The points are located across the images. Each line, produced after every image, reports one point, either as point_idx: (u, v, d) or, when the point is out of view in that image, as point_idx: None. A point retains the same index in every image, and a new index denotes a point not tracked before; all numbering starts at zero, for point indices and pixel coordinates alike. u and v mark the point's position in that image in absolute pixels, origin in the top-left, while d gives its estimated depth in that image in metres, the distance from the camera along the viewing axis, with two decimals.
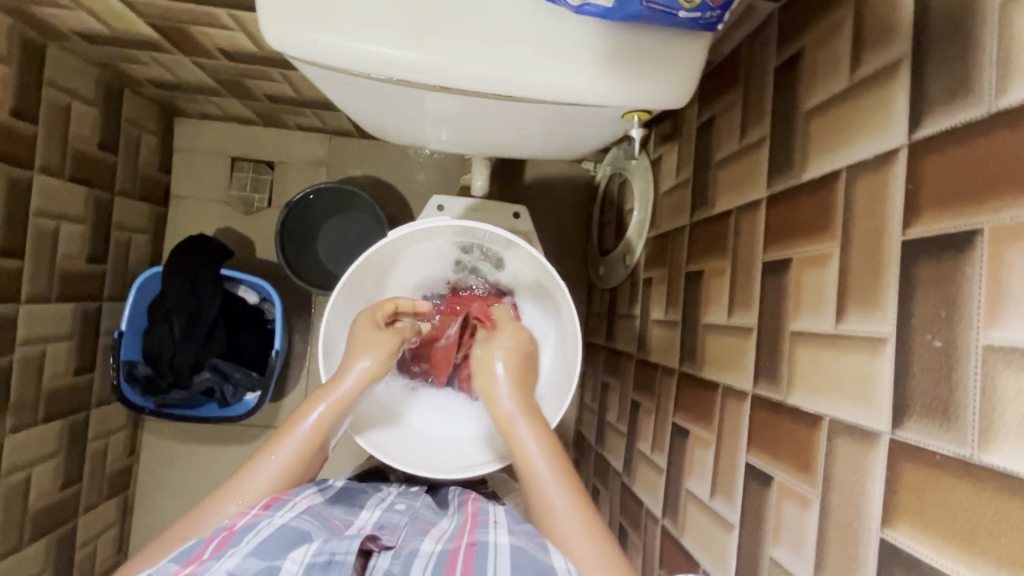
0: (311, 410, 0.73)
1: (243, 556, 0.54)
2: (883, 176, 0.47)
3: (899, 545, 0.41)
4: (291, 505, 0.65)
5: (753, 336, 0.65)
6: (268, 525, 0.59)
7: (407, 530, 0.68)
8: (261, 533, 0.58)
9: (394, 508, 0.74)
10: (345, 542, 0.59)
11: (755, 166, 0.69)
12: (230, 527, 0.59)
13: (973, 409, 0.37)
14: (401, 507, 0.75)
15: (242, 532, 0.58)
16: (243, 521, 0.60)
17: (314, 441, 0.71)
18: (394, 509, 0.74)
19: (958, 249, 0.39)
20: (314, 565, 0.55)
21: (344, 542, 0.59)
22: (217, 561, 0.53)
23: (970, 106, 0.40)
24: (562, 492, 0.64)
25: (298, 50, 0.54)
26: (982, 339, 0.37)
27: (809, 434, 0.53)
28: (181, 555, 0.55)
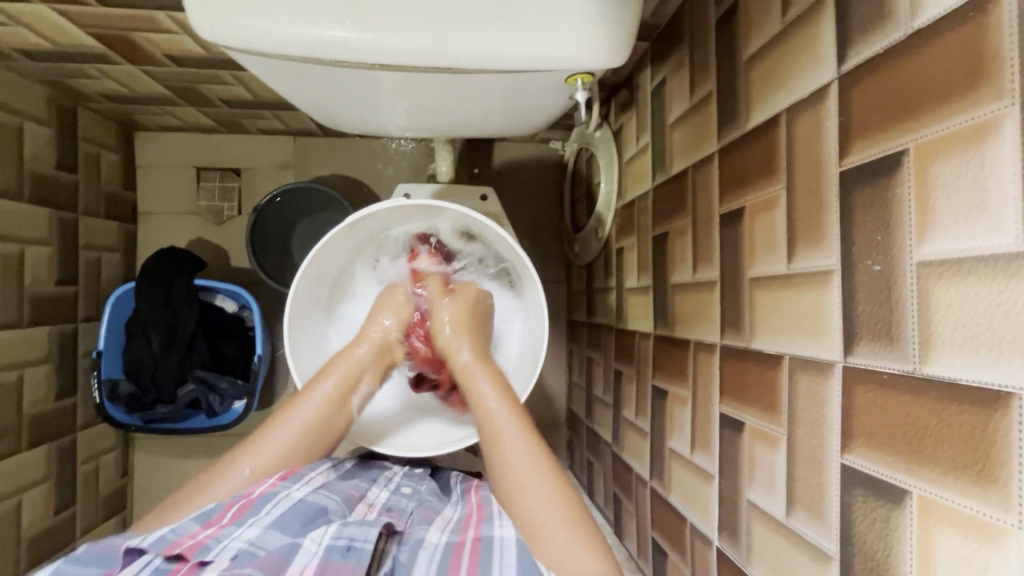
0: (322, 386, 0.73)
1: (263, 529, 0.58)
2: (819, 112, 0.47)
3: (859, 468, 0.42)
4: (308, 479, 0.68)
5: (716, 289, 0.66)
6: (287, 497, 0.63)
7: (414, 515, 0.71)
8: (280, 505, 0.61)
9: (400, 490, 0.76)
10: (363, 530, 0.60)
11: (705, 122, 0.69)
12: (249, 495, 0.62)
13: (912, 326, 0.38)
14: (407, 490, 0.77)
15: (261, 501, 0.61)
16: (261, 490, 0.63)
17: (329, 415, 0.72)
18: (400, 493, 0.76)
19: (887, 172, 0.40)
20: (333, 548, 0.57)
21: (361, 529, 0.60)
22: (237, 530, 0.57)
23: (889, 30, 0.40)
24: (529, 465, 0.63)
25: (231, 38, 0.53)
26: (915, 257, 0.38)
27: (772, 374, 0.53)
28: (203, 515, 0.59)
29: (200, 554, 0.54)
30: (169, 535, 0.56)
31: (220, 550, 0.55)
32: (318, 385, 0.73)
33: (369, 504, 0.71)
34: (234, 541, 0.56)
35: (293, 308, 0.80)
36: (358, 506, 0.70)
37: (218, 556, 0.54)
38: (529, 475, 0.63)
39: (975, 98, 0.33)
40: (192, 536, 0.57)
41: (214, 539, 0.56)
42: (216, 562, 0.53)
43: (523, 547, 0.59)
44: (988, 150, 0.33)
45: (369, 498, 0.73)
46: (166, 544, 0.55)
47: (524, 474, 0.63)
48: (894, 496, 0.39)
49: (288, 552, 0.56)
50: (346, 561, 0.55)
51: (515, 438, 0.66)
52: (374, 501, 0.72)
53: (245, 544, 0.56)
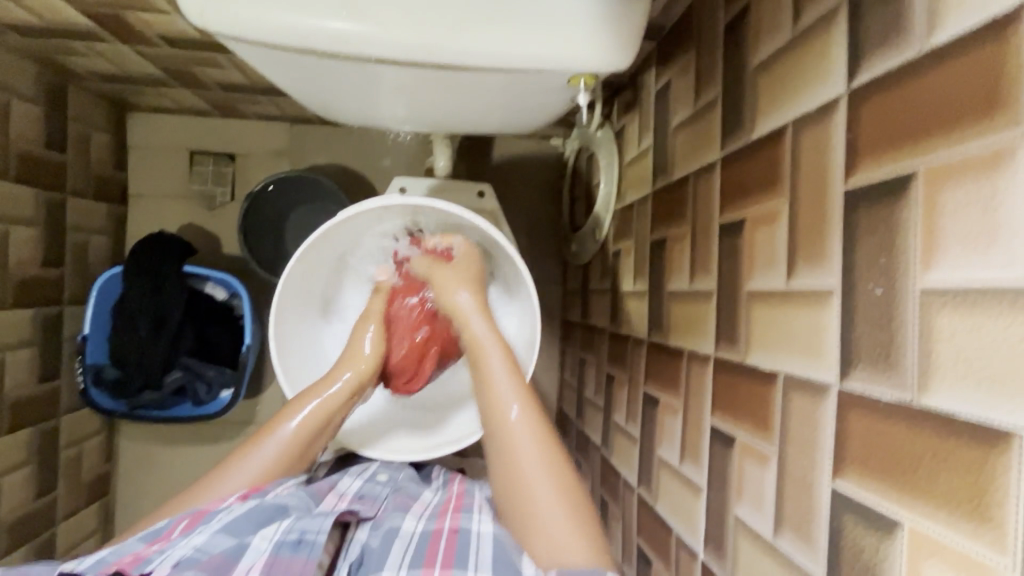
0: (297, 411, 0.71)
1: (213, 533, 0.57)
2: (826, 127, 0.46)
3: (849, 493, 0.42)
4: (271, 494, 0.65)
5: (713, 299, 0.65)
6: (240, 505, 0.61)
7: (387, 503, 0.70)
8: (233, 512, 0.60)
9: (375, 479, 0.76)
10: (317, 522, 0.60)
11: (709, 129, 0.68)
12: (203, 509, 0.61)
13: (912, 354, 0.37)
14: (383, 478, 0.77)
15: (214, 511, 0.61)
16: (217, 504, 0.62)
17: (298, 446, 0.70)
18: (374, 480, 0.76)
19: (894, 193, 0.39)
20: (283, 543, 0.57)
21: (315, 522, 0.60)
22: (183, 539, 0.56)
23: (903, 47, 0.39)
24: (541, 458, 0.62)
25: (222, 24, 0.52)
26: (919, 283, 0.36)
27: (766, 391, 0.53)
28: (149, 534, 0.59)
29: (140, 566, 0.53)
30: (109, 557, 0.55)
31: (162, 560, 0.53)
32: (291, 414, 0.71)
33: (339, 494, 0.71)
34: (179, 549, 0.55)
35: (280, 302, 0.79)
36: (326, 497, 0.69)
37: (160, 565, 0.53)
38: (537, 473, 0.61)
39: (992, 124, 0.32)
40: (134, 554, 0.55)
41: (157, 550, 0.55)
42: (155, 573, 0.52)
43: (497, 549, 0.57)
44: (1000, 180, 0.31)
45: (339, 488, 0.72)
46: (107, 564, 0.54)
47: (534, 465, 0.61)
48: (885, 525, 0.38)
49: (235, 555, 0.55)
50: (296, 556, 0.56)
51: (527, 442, 0.63)
52: (345, 492, 0.72)
53: (191, 550, 0.54)
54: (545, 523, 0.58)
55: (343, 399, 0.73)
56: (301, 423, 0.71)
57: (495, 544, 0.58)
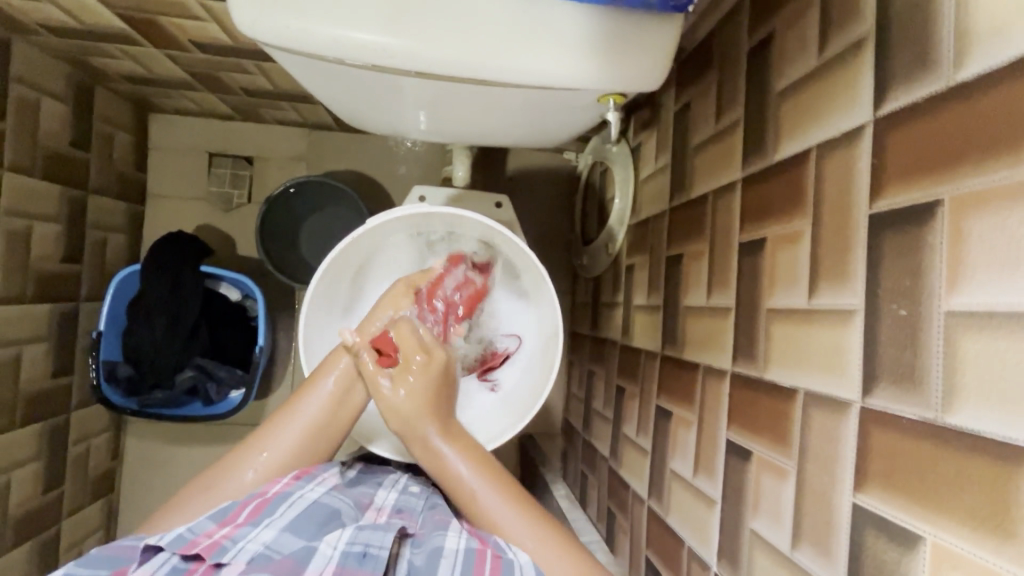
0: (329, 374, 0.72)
1: (279, 531, 0.58)
2: (851, 152, 0.48)
3: (872, 508, 0.43)
4: (321, 479, 0.68)
5: (730, 316, 0.66)
6: (302, 499, 0.63)
7: (424, 517, 0.69)
8: (296, 506, 0.61)
9: (409, 492, 0.76)
10: (379, 536, 0.59)
11: (730, 149, 0.69)
12: (264, 495, 0.62)
13: (936, 374, 0.38)
14: (416, 490, 0.76)
15: (276, 502, 0.61)
16: (277, 489, 0.63)
17: (332, 408, 0.71)
18: (408, 493, 0.75)
19: (919, 219, 0.40)
20: (349, 555, 0.56)
21: (377, 535, 0.59)
22: (252, 532, 0.57)
23: (930, 80, 0.41)
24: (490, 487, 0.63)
25: (269, 35, 0.54)
26: (944, 306, 0.38)
27: (786, 407, 0.54)
28: (218, 514, 0.60)
29: (216, 555, 0.54)
30: (187, 535, 0.56)
31: (236, 553, 0.55)
32: (324, 376, 0.72)
33: (377, 509, 0.70)
34: (251, 544, 0.56)
35: (309, 307, 0.79)
36: (367, 512, 0.69)
37: (234, 560, 0.54)
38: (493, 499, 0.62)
39: (1021, 155, 0.34)
40: (209, 536, 0.56)
41: (231, 538, 0.56)
42: (232, 566, 0.53)
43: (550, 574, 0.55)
44: None
45: (377, 502, 0.72)
46: (183, 544, 0.55)
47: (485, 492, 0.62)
48: (908, 539, 0.39)
49: (303, 557, 0.55)
50: (362, 568, 0.55)
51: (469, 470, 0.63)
52: (383, 506, 0.71)
53: (261, 547, 0.56)
54: (498, 533, 0.61)
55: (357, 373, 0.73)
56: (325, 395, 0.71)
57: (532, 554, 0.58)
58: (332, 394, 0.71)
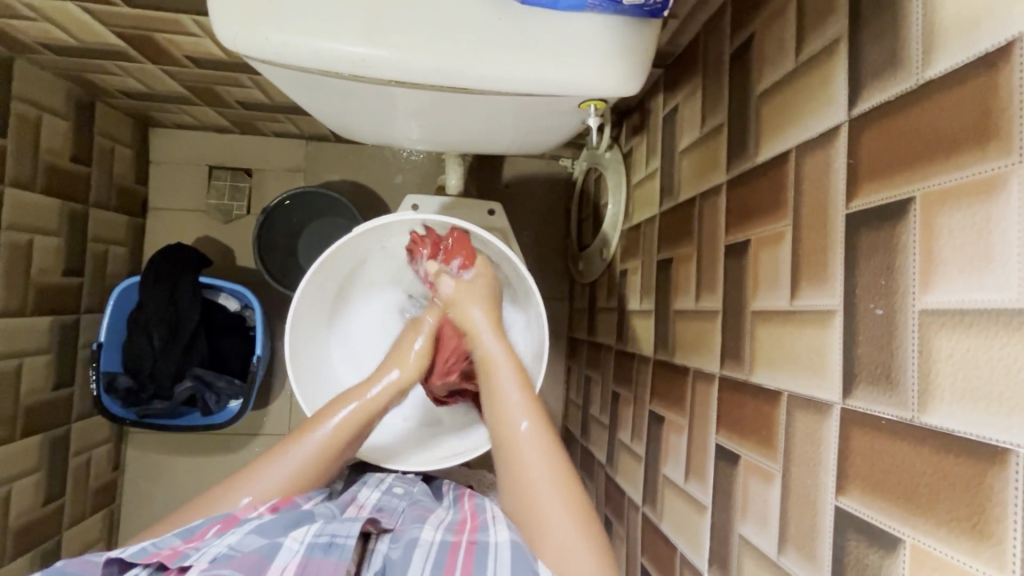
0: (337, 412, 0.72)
1: (244, 533, 0.58)
2: (828, 152, 0.48)
3: (853, 511, 0.42)
4: (301, 508, 0.68)
5: (718, 319, 0.66)
6: (273, 511, 0.64)
7: (405, 515, 0.70)
8: (264, 515, 0.63)
9: (392, 492, 0.77)
10: (346, 526, 0.61)
11: (715, 153, 0.70)
12: (237, 515, 0.64)
13: (912, 374, 0.38)
14: (399, 491, 0.78)
15: (244, 517, 0.63)
16: (249, 511, 0.65)
17: (332, 444, 0.71)
18: (391, 493, 0.77)
19: (893, 218, 0.40)
20: (316, 545, 0.58)
21: (345, 526, 0.61)
22: (220, 537, 0.59)
23: (900, 79, 0.41)
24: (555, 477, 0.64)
25: (251, 49, 0.55)
26: (917, 305, 0.38)
27: (771, 410, 0.53)
28: (186, 531, 0.61)
29: (178, 560, 0.56)
30: (150, 547, 0.58)
31: (200, 555, 0.56)
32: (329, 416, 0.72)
33: (359, 506, 0.73)
34: (215, 546, 0.57)
35: (297, 316, 0.80)
36: (349, 508, 0.72)
37: (197, 560, 0.55)
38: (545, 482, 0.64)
39: (986, 152, 0.33)
40: (172, 547, 0.58)
41: (194, 547, 0.57)
42: (195, 565, 0.54)
43: (516, 552, 0.58)
44: (994, 207, 0.33)
45: (360, 500, 0.74)
46: (146, 556, 0.58)
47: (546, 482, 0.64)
48: (888, 543, 0.39)
49: (269, 552, 0.56)
50: (328, 559, 0.57)
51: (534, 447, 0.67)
52: (365, 503, 0.74)
53: (224, 548, 0.56)
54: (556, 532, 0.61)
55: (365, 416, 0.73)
56: (324, 441, 0.70)
57: (512, 546, 0.58)
58: (330, 436, 0.71)
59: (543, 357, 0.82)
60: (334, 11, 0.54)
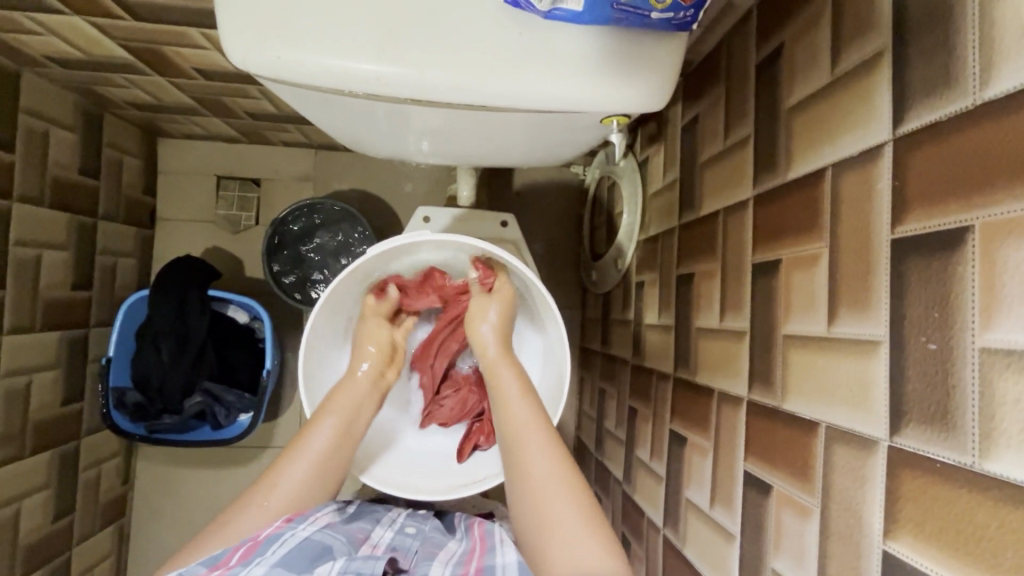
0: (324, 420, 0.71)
1: (271, 565, 0.56)
2: (870, 173, 0.45)
3: (904, 557, 0.39)
4: (312, 519, 0.66)
5: (745, 340, 0.63)
6: (293, 536, 0.61)
7: (417, 556, 0.69)
8: (286, 544, 0.60)
9: (405, 531, 0.74)
10: (370, 564, 0.59)
11: (740, 167, 0.67)
12: (256, 538, 0.61)
13: (971, 416, 0.35)
14: (411, 530, 0.74)
15: (267, 542, 0.60)
16: (268, 531, 0.62)
17: (333, 452, 0.70)
18: (405, 532, 0.74)
19: (947, 247, 0.37)
20: None
21: (368, 563, 0.59)
22: (244, 568, 0.56)
23: (954, 98, 0.38)
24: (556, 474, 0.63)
25: (262, 68, 0.53)
26: (978, 341, 0.35)
27: (807, 441, 0.51)
28: (209, 559, 0.58)
29: None
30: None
31: None
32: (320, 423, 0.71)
33: (373, 545, 0.69)
34: None
35: (309, 345, 0.78)
36: (363, 547, 0.67)
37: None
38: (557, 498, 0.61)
39: None
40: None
41: None
42: None
43: None
44: None
45: (374, 538, 0.70)
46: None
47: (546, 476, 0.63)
48: None
49: None
50: None
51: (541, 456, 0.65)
52: (379, 542, 0.70)
53: None
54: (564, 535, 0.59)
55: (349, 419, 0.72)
56: (329, 434, 0.70)
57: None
58: (334, 431, 0.71)
59: (564, 379, 0.80)
60: (348, 27, 0.52)
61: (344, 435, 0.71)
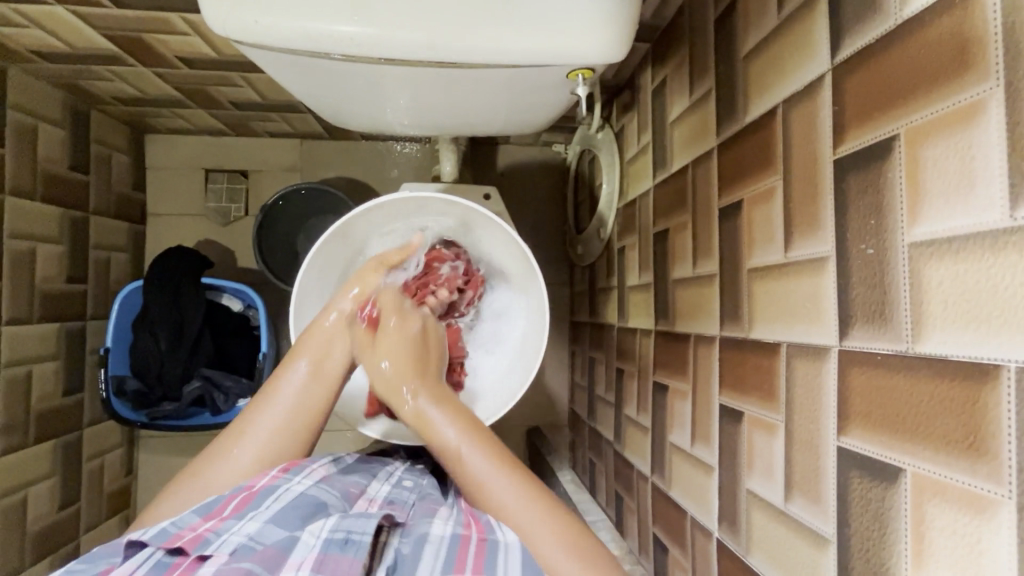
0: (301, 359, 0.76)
1: (263, 522, 0.60)
2: (814, 103, 0.49)
3: (854, 449, 0.43)
4: (308, 470, 0.70)
5: (716, 282, 0.67)
6: (287, 491, 0.65)
7: (416, 508, 0.71)
8: (280, 500, 0.63)
9: (402, 484, 0.78)
10: (362, 523, 0.61)
11: (705, 119, 0.70)
12: (251, 488, 0.65)
13: (904, 306, 0.38)
14: (409, 484, 0.79)
15: (262, 496, 0.64)
16: (264, 483, 0.66)
17: (314, 391, 0.74)
18: (401, 486, 0.78)
19: (880, 157, 0.41)
20: (332, 541, 0.58)
21: (360, 522, 0.61)
22: (237, 523, 0.60)
23: (879, 21, 0.42)
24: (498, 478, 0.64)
25: (240, 34, 0.56)
26: (907, 239, 0.38)
27: (771, 362, 0.54)
28: (204, 508, 0.63)
29: (200, 546, 0.56)
30: (171, 528, 0.59)
31: (220, 544, 0.57)
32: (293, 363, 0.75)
33: (369, 499, 0.73)
34: (235, 535, 0.58)
35: (298, 306, 0.81)
36: (359, 502, 0.71)
37: (218, 550, 0.56)
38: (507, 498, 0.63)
39: (964, 80, 0.34)
40: (193, 530, 0.59)
41: (214, 532, 0.58)
42: (216, 555, 0.55)
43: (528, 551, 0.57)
44: (975, 133, 0.34)
45: (370, 493, 0.74)
46: (167, 538, 0.58)
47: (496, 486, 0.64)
48: (890, 475, 0.39)
49: (287, 546, 0.58)
50: (344, 553, 0.57)
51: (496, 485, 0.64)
52: (375, 496, 0.74)
53: (244, 538, 0.58)
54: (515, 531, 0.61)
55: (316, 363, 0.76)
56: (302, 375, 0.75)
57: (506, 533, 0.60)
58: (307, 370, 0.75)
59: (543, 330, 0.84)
60: None
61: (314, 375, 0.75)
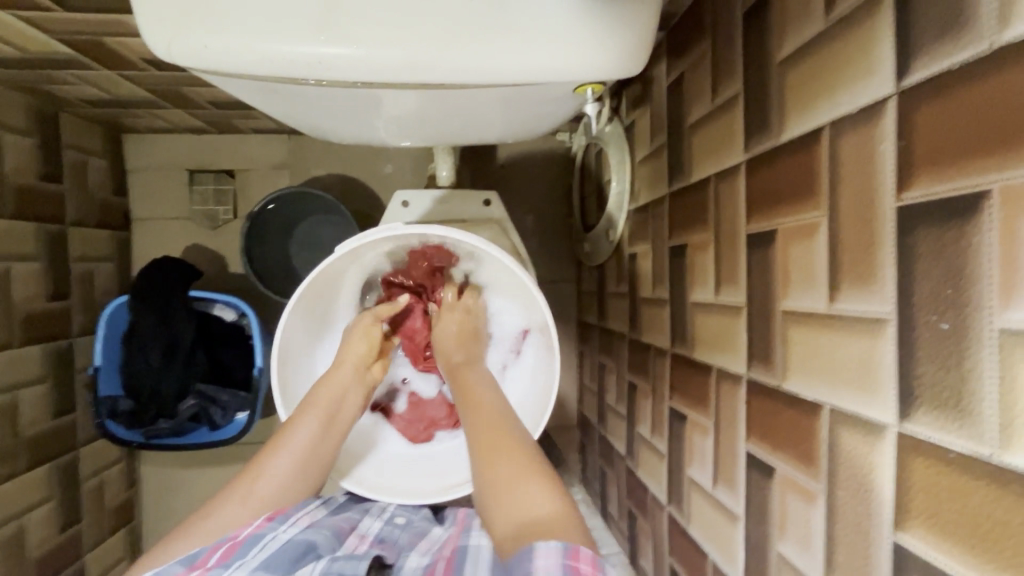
0: (306, 415, 0.70)
1: (251, 569, 0.56)
2: (871, 132, 0.41)
3: (916, 550, 0.37)
4: (295, 518, 0.65)
5: (743, 315, 0.60)
6: (274, 540, 0.60)
7: (404, 545, 0.72)
8: (267, 548, 0.59)
9: (392, 521, 0.77)
10: (353, 564, 0.60)
11: (731, 127, 0.62)
12: (235, 538, 0.60)
13: (990, 403, 0.32)
14: (399, 521, 0.77)
15: (248, 545, 0.59)
16: (247, 532, 0.61)
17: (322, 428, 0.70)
18: (392, 523, 0.77)
19: (962, 216, 0.33)
20: None
21: (351, 563, 0.60)
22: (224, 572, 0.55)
23: (968, 42, 0.33)
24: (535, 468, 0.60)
25: (191, 59, 0.49)
26: (996, 322, 0.31)
27: (811, 423, 0.48)
28: (188, 557, 0.57)
29: None
30: None
31: None
32: (299, 417, 0.70)
33: (359, 535, 0.71)
34: None
35: (282, 344, 0.75)
36: (349, 538, 0.69)
37: None
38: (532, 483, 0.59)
39: None
40: None
41: None
42: None
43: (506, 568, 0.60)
44: None
45: (359, 528, 0.73)
46: None
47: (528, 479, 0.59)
48: None
49: None
50: None
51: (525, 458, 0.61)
52: (365, 533, 0.72)
53: None
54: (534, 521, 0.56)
55: (330, 412, 0.71)
56: (313, 426, 0.70)
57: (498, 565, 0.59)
58: (318, 422, 0.70)
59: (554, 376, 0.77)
60: (284, 8, 0.48)
61: (328, 427, 0.71)
